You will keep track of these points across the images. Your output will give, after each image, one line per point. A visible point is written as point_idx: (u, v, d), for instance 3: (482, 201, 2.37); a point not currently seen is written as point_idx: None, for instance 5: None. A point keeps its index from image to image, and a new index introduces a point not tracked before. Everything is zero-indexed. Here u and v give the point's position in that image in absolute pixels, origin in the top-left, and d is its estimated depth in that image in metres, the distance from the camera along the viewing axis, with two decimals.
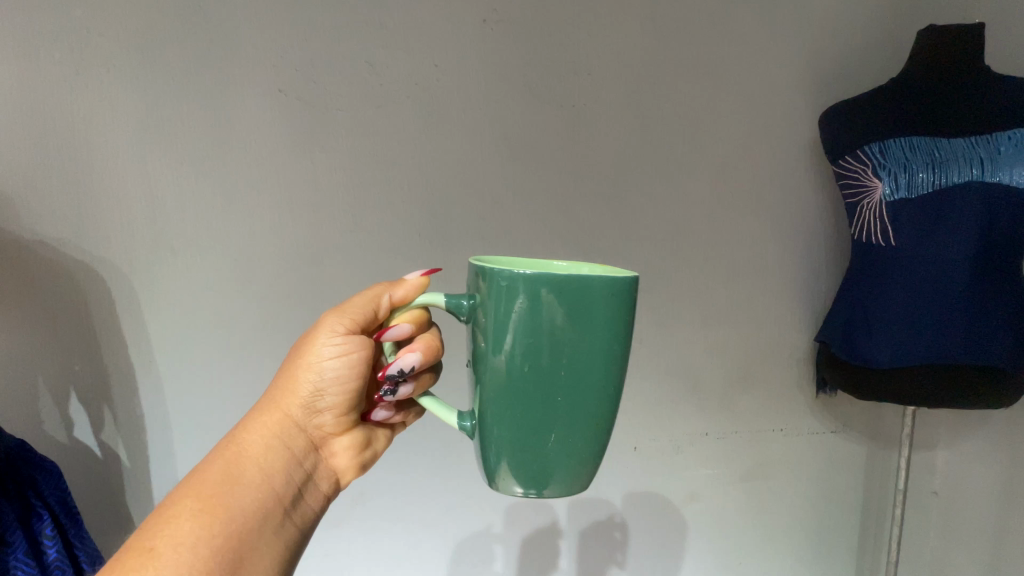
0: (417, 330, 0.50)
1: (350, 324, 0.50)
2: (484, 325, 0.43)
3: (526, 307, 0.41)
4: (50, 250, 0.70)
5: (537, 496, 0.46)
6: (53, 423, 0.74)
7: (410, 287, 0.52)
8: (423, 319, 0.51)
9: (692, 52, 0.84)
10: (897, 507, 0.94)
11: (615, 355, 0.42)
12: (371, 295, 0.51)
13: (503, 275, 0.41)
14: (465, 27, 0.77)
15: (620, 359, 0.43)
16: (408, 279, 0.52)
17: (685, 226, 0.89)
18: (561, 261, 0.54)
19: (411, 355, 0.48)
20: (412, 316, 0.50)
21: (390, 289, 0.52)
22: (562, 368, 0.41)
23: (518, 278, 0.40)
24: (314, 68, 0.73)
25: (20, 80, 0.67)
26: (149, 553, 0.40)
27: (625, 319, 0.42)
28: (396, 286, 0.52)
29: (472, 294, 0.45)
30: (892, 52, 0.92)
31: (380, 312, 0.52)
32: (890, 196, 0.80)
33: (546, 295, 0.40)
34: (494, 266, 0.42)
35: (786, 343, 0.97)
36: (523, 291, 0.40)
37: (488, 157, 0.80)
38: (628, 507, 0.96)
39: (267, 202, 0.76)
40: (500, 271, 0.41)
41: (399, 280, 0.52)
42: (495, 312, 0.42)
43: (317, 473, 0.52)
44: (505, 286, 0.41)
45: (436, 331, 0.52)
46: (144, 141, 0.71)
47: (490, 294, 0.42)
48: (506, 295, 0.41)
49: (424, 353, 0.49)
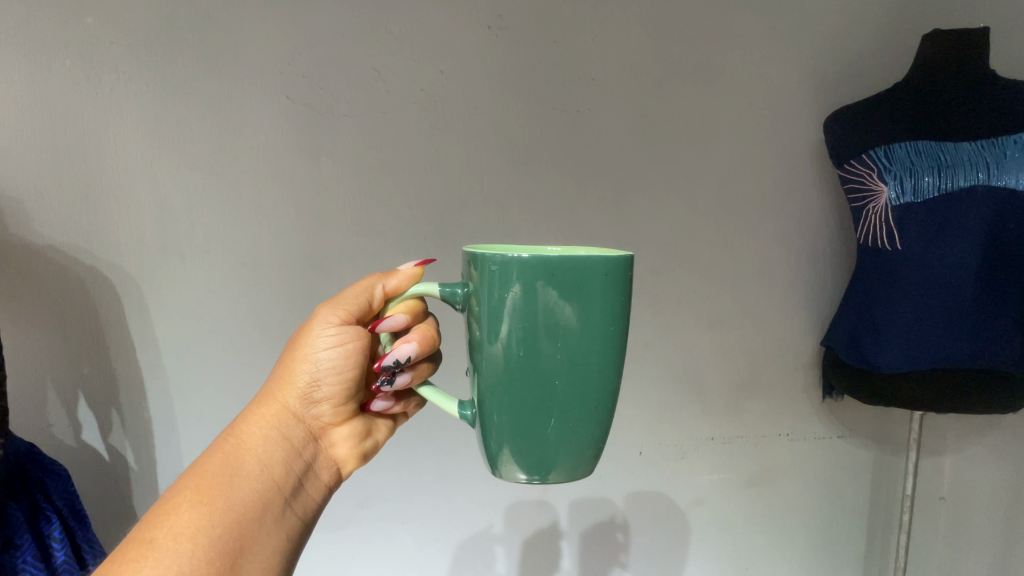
0: (413, 320, 0.50)
1: (344, 315, 0.50)
2: (479, 312, 0.43)
3: (520, 291, 0.41)
4: (59, 256, 0.71)
5: (540, 482, 0.46)
6: (62, 427, 0.75)
7: (404, 276, 0.52)
8: (418, 309, 0.51)
9: (696, 58, 0.85)
10: (905, 513, 0.93)
11: (613, 336, 0.42)
12: (364, 285, 0.52)
13: (495, 260, 0.41)
14: (470, 34, 0.77)
15: (617, 340, 0.43)
16: (401, 270, 0.53)
17: (689, 231, 0.89)
18: (555, 247, 0.54)
19: (406, 346, 0.48)
20: (406, 306, 0.50)
21: (383, 279, 0.53)
22: (559, 352, 0.42)
23: (510, 263, 0.40)
24: (320, 75, 0.74)
25: (32, 89, 0.68)
26: (149, 544, 0.41)
27: (621, 299, 0.42)
28: (389, 276, 0.53)
29: (466, 282, 0.45)
30: (898, 55, 0.92)
31: (374, 302, 0.52)
32: (896, 200, 0.79)
33: (539, 279, 0.40)
34: (485, 252, 0.42)
35: (791, 348, 0.96)
36: (517, 275, 0.40)
37: (492, 162, 0.81)
38: (633, 511, 0.96)
39: (274, 207, 0.76)
40: (491, 257, 0.41)
41: (391, 271, 0.53)
42: (489, 297, 0.42)
43: (317, 464, 0.52)
44: (498, 270, 0.41)
45: (431, 321, 0.53)
46: (153, 148, 0.72)
47: (483, 280, 0.42)
48: (498, 280, 0.41)
49: (420, 343, 0.49)
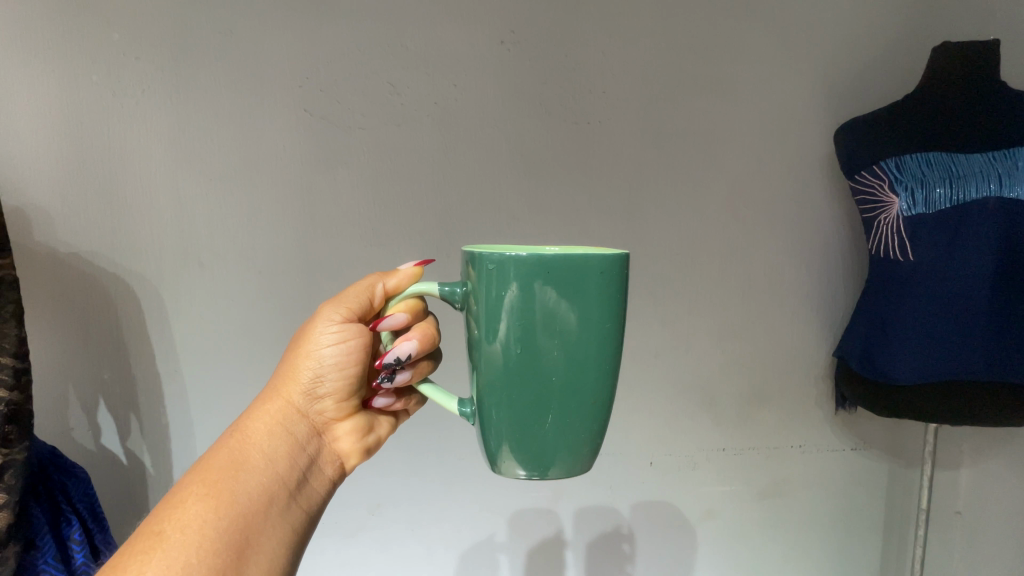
0: (414, 319, 0.51)
1: (346, 313, 0.51)
2: (477, 311, 0.44)
3: (517, 289, 0.42)
4: (84, 263, 0.74)
5: (540, 478, 0.46)
6: (83, 431, 0.77)
7: (403, 276, 0.54)
8: (418, 308, 0.52)
9: (706, 71, 0.86)
10: (921, 528, 0.92)
11: (609, 333, 0.43)
12: (365, 284, 0.53)
13: (493, 259, 0.42)
14: (484, 48, 0.79)
15: (614, 336, 0.44)
16: (402, 269, 0.55)
17: (700, 242, 0.89)
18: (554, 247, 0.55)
19: (406, 344, 0.49)
20: (407, 305, 0.51)
21: (384, 279, 0.54)
22: (556, 348, 0.42)
23: (507, 262, 0.42)
24: (338, 89, 0.76)
25: (62, 105, 0.71)
26: (158, 536, 0.42)
27: (617, 297, 0.43)
28: (390, 276, 0.54)
29: (465, 281, 0.46)
30: (911, 66, 0.92)
31: (375, 300, 0.53)
32: (908, 212, 0.79)
33: (535, 278, 0.41)
34: (482, 252, 0.44)
35: (803, 359, 0.96)
36: (513, 275, 0.42)
37: (504, 173, 0.82)
38: (642, 522, 0.95)
39: (292, 216, 0.78)
40: (489, 256, 0.42)
41: (392, 270, 0.54)
42: (486, 296, 0.43)
43: (321, 458, 0.54)
44: (495, 269, 0.42)
45: (432, 320, 0.54)
46: (175, 159, 0.75)
47: (481, 278, 0.43)
48: (496, 279, 0.42)
49: (420, 341, 0.50)
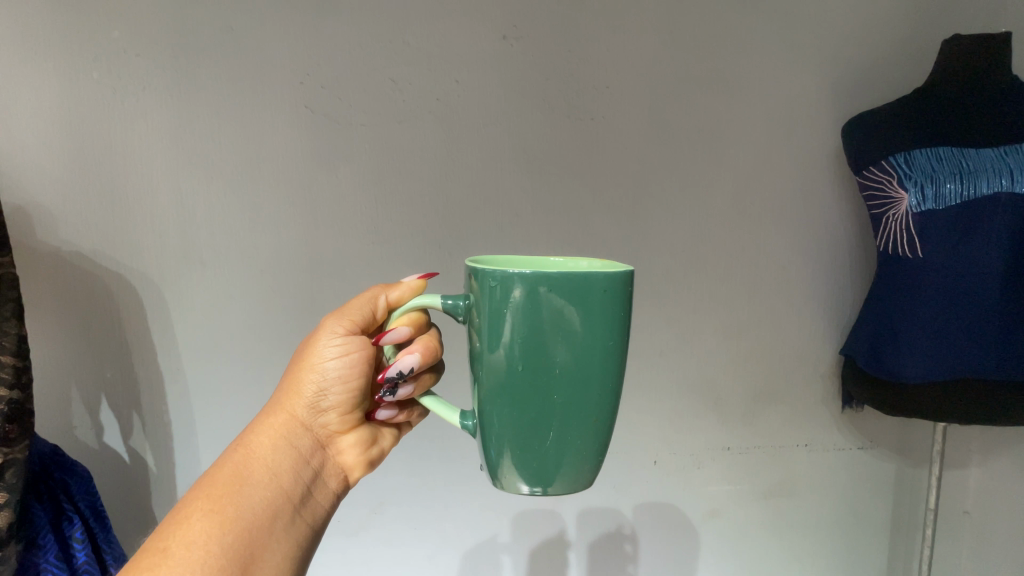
0: (416, 332, 0.50)
1: (349, 325, 0.51)
2: (479, 325, 0.43)
3: (521, 304, 0.41)
4: (85, 260, 0.74)
5: (543, 493, 0.46)
6: (86, 430, 0.77)
7: (405, 289, 0.54)
8: (421, 320, 0.51)
9: (713, 65, 0.85)
10: (929, 528, 0.91)
11: (613, 350, 0.42)
12: (367, 296, 0.53)
13: (495, 274, 0.41)
14: (487, 43, 0.78)
15: (618, 353, 0.43)
16: (404, 282, 0.55)
17: (706, 240, 0.88)
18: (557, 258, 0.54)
19: (409, 357, 0.48)
20: (410, 318, 0.50)
21: (385, 291, 0.54)
22: (559, 365, 0.42)
23: (510, 277, 0.41)
24: (338, 85, 0.75)
25: (61, 100, 0.70)
26: (163, 553, 0.42)
27: (621, 313, 0.42)
28: (392, 288, 0.55)
29: (467, 294, 0.45)
30: (921, 59, 0.90)
31: (377, 313, 0.54)
32: (917, 208, 0.77)
33: (539, 294, 0.40)
34: (484, 266, 0.43)
35: (810, 357, 0.95)
36: (516, 290, 0.41)
37: (506, 170, 0.81)
38: (644, 521, 0.95)
39: (292, 213, 0.77)
40: (492, 271, 0.41)
41: (395, 283, 0.55)
42: (489, 311, 0.42)
43: (325, 471, 0.53)
44: (497, 284, 0.41)
45: (435, 332, 0.53)
46: (175, 154, 0.74)
47: (483, 293, 0.43)
48: (498, 294, 0.41)
49: (422, 354, 0.49)
